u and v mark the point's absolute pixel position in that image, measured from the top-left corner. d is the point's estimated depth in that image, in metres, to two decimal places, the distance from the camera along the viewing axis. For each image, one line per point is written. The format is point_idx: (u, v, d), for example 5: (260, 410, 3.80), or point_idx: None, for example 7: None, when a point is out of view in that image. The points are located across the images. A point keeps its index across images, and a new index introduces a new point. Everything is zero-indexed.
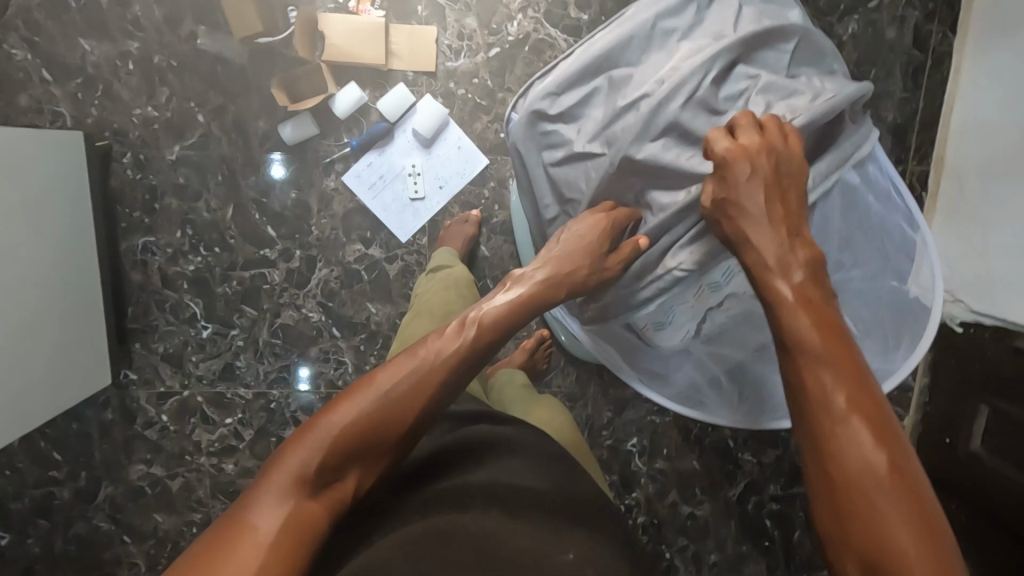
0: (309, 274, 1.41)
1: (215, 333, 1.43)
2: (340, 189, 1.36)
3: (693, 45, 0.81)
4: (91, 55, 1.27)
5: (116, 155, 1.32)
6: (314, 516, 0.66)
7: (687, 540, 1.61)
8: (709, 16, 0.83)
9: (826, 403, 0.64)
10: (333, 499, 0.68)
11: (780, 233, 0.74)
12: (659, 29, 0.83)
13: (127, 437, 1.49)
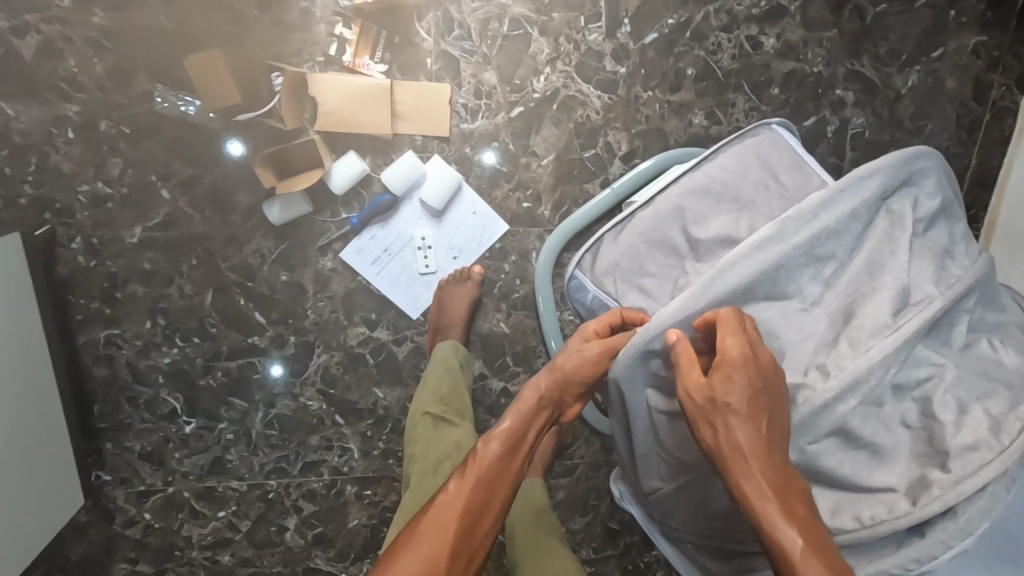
0: (307, 361, 1.24)
1: (200, 428, 1.26)
2: (339, 268, 1.18)
3: (850, 285, 0.75)
4: (17, 122, 1.04)
5: (63, 239, 1.10)
6: None
7: None
8: (864, 241, 0.76)
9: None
10: None
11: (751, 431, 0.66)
12: (820, 260, 0.74)
13: (104, 537, 1.30)
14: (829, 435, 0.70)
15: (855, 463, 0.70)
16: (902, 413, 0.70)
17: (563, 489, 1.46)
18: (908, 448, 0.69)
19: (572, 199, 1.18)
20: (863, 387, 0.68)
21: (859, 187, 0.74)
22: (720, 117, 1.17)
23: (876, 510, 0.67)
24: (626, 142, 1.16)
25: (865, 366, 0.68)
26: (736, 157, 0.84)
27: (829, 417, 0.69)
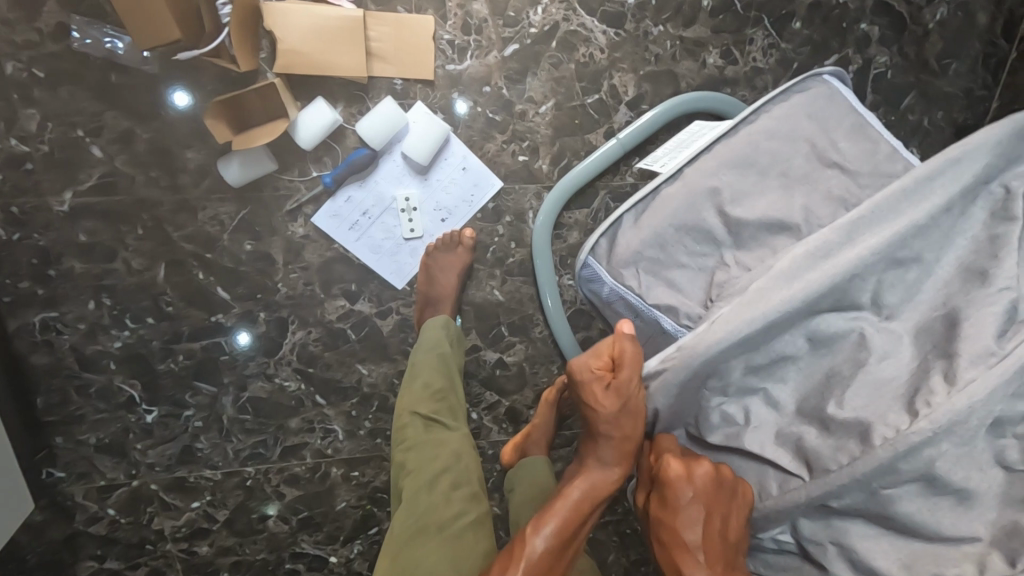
0: (280, 339, 1.11)
1: (164, 417, 1.13)
2: (311, 235, 1.04)
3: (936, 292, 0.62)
4: None
5: None
6: None
7: None
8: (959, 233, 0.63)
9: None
10: None
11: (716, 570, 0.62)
12: (897, 261, 0.63)
13: (65, 537, 1.18)
14: (911, 479, 0.56)
15: (937, 510, 0.55)
16: (1000, 451, 0.55)
17: None
18: (1001, 491, 0.54)
19: (573, 152, 1.05)
20: (960, 431, 0.54)
21: (954, 170, 0.64)
22: (736, 56, 1.05)
23: (964, 569, 0.53)
24: (633, 86, 1.03)
25: (966, 405, 0.53)
26: (784, 118, 0.77)
27: (911, 465, 0.55)
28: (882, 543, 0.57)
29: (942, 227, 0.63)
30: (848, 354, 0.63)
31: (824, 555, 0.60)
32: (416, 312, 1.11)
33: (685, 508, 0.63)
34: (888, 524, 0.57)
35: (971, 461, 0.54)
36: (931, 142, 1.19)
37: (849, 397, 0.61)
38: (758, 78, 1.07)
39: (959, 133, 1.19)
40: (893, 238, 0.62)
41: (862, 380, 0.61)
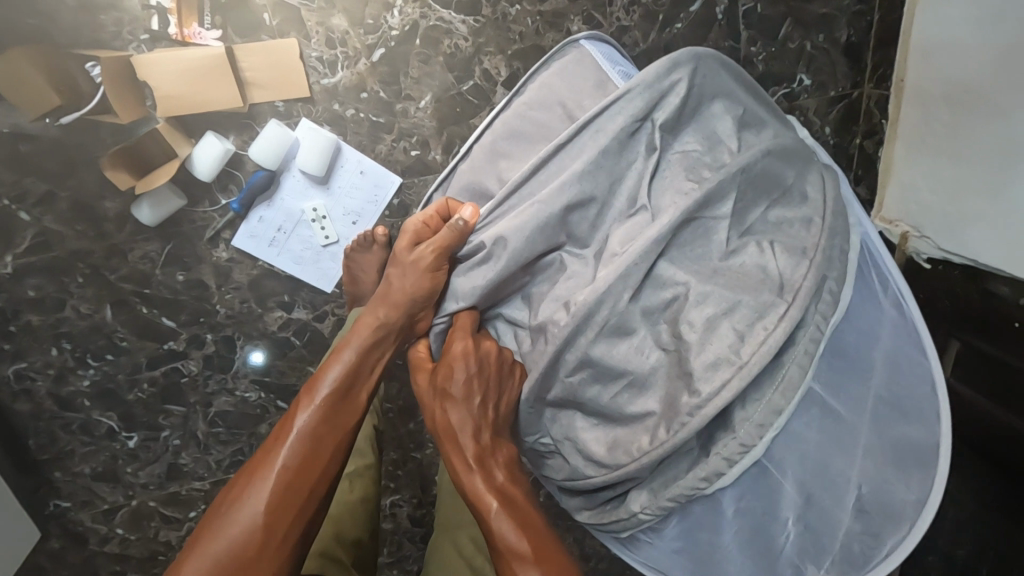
0: (231, 355, 1.21)
1: (145, 440, 1.25)
2: (236, 257, 1.13)
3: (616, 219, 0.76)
4: None
5: None
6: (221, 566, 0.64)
7: None
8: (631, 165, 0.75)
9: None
10: None
11: (483, 436, 0.77)
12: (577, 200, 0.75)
13: (85, 559, 1.32)
14: (580, 369, 0.72)
15: (614, 393, 0.72)
16: (658, 335, 0.71)
17: None
18: (663, 370, 0.70)
19: (461, 138, 1.11)
20: (596, 319, 0.69)
21: (602, 120, 0.75)
22: (599, 20, 1.09)
23: (641, 442, 0.69)
24: (504, 66, 1.08)
25: (594, 298, 0.69)
26: (545, 84, 0.85)
27: (569, 360, 0.71)
28: (594, 430, 0.74)
29: (610, 167, 0.74)
30: (553, 280, 0.78)
31: (565, 449, 0.77)
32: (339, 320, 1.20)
33: (455, 384, 0.78)
34: (590, 412, 0.75)
35: (627, 344, 0.71)
36: (817, 67, 1.22)
37: (542, 310, 0.76)
38: (626, 36, 1.11)
39: (844, 51, 1.22)
40: (565, 183, 0.74)
41: (552, 300, 0.76)
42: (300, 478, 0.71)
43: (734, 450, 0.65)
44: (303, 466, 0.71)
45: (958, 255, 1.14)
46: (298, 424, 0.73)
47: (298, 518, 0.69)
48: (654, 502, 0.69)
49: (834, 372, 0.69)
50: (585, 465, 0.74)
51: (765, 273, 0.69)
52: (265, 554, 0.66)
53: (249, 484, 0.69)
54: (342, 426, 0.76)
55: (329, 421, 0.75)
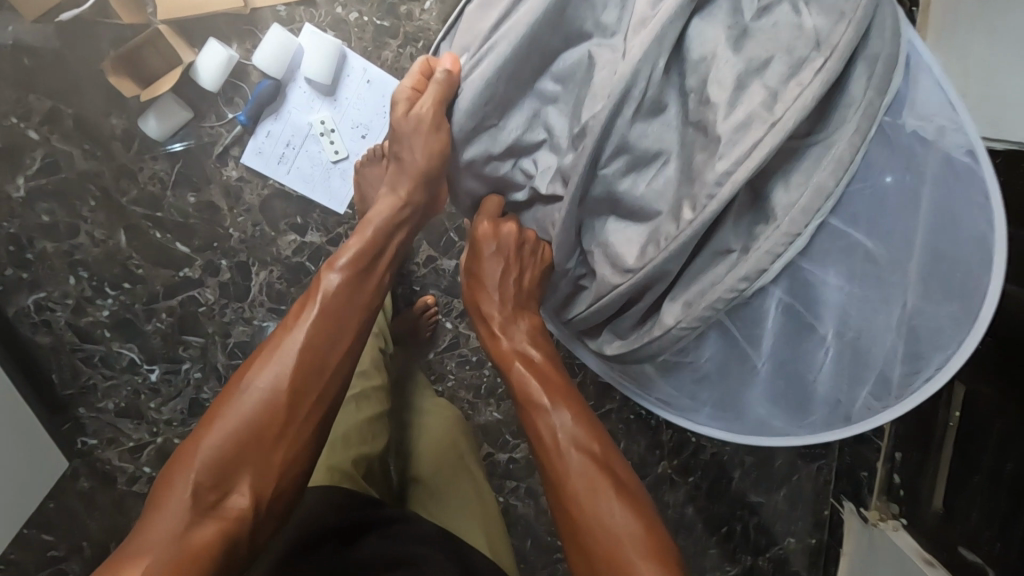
0: (247, 283, 1.19)
1: (166, 373, 1.24)
2: (246, 176, 1.11)
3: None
4: None
5: None
6: (218, 466, 0.65)
7: None
8: None
9: (551, 443, 0.72)
10: (217, 509, 0.64)
11: (510, 307, 0.82)
12: None
13: (115, 500, 1.30)
14: (615, 158, 0.68)
15: (649, 183, 0.68)
16: (685, 111, 0.67)
17: None
18: (688, 152, 0.66)
19: None
20: (635, 93, 0.64)
21: None
22: None
23: (670, 227, 0.65)
24: None
25: (631, 69, 0.63)
26: None
27: (609, 147, 0.67)
28: (626, 231, 0.70)
29: None
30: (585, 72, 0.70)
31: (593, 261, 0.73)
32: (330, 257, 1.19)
33: (487, 264, 0.82)
34: (622, 213, 0.70)
35: (654, 126, 0.67)
36: None
37: (584, 108, 0.69)
38: None
39: None
40: None
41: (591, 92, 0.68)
42: (325, 340, 0.74)
43: (779, 240, 0.60)
44: (328, 330, 0.74)
45: (1001, 140, 1.06)
46: (320, 294, 0.76)
47: (328, 377, 0.73)
48: (689, 312, 0.64)
49: (881, 156, 0.64)
50: (614, 272, 0.69)
51: (802, 30, 0.63)
52: (299, 406, 0.70)
53: (277, 343, 0.72)
54: (364, 300, 0.79)
55: (351, 291, 0.78)
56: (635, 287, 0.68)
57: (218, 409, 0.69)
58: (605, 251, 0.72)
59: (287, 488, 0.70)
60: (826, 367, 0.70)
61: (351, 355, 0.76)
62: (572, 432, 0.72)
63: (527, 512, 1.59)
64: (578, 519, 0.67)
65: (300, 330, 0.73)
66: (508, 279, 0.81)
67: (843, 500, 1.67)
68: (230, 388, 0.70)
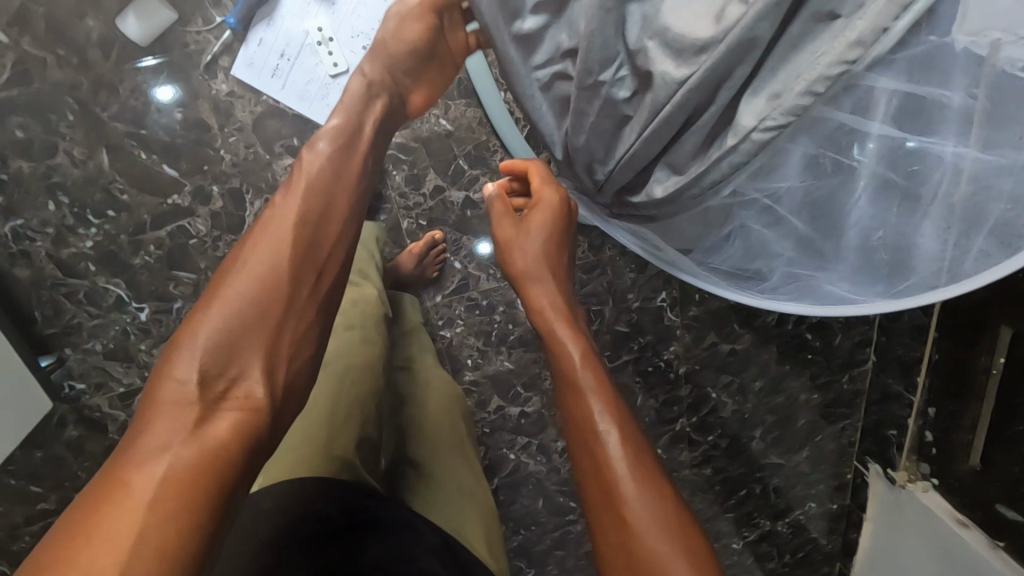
0: (240, 213, 1.10)
1: (156, 312, 1.15)
2: (236, 91, 1.04)
3: None
4: None
5: None
6: (202, 381, 0.57)
7: (730, 375, 1.54)
8: None
9: (607, 456, 0.67)
10: (221, 410, 0.57)
11: (558, 302, 0.84)
12: None
13: (107, 448, 1.24)
14: None
15: None
16: None
17: None
18: None
19: None
20: None
21: None
22: None
23: None
24: None
25: None
26: None
27: None
28: (691, 7, 0.53)
29: None
30: None
31: (646, 57, 0.55)
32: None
33: (531, 238, 0.87)
34: None
35: None
36: None
37: None
38: None
39: None
40: None
41: None
42: (314, 218, 0.68)
43: None
44: (315, 208, 0.69)
45: None
46: (301, 176, 0.71)
47: (322, 257, 0.68)
48: (779, 106, 0.50)
49: None
50: (677, 63, 0.53)
51: None
52: (296, 286, 0.65)
53: (262, 228, 0.67)
54: (352, 180, 0.73)
55: (336, 169, 0.72)
56: (709, 80, 0.52)
57: (205, 301, 0.62)
58: (659, 36, 0.54)
59: (303, 371, 0.65)
60: (888, 251, 0.62)
61: (345, 236, 0.71)
62: (625, 457, 0.67)
63: (537, 470, 1.51)
64: (621, 515, 0.64)
65: (283, 211, 0.68)
66: (544, 241, 0.87)
67: (868, 461, 1.59)
68: (215, 282, 0.63)
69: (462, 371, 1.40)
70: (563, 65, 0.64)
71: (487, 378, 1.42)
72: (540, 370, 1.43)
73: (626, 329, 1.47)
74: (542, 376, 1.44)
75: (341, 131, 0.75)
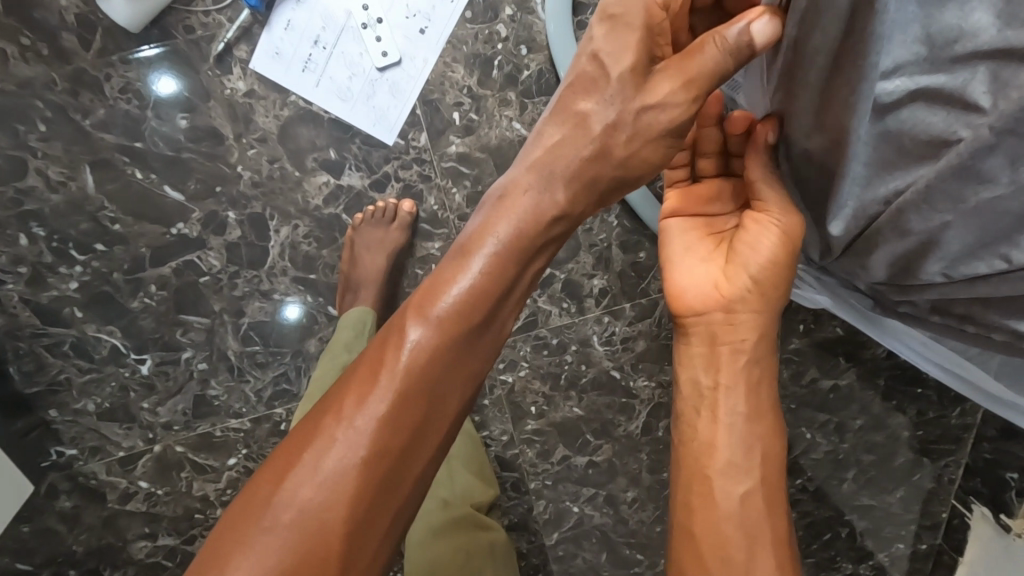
0: (263, 243, 0.88)
1: (160, 365, 0.92)
2: (255, 89, 0.80)
3: None
4: None
5: None
6: None
7: (827, 416, 1.11)
8: None
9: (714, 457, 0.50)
10: None
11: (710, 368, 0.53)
12: None
13: (103, 522, 0.95)
14: None
15: None
16: None
17: (644, 334, 1.15)
18: None
19: None
20: None
21: None
22: None
23: None
24: None
25: None
26: None
27: None
28: None
29: None
30: None
31: None
32: (367, 210, 0.87)
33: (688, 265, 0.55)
34: None
35: None
36: None
37: None
38: None
39: None
40: None
41: None
42: (398, 460, 0.44)
43: None
44: (403, 443, 0.44)
45: None
46: (399, 373, 0.44)
47: (391, 523, 0.44)
48: None
49: None
50: None
51: None
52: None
53: (319, 455, 0.43)
54: (462, 386, 0.47)
55: (446, 369, 0.46)
56: None
57: (218, 560, 0.41)
58: None
59: None
60: None
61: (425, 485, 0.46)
62: (744, 466, 0.50)
63: (603, 523, 1.23)
64: None
65: (359, 437, 0.43)
66: (704, 269, 0.55)
67: (970, 501, 1.09)
68: (246, 512, 0.42)
69: (524, 419, 1.18)
70: (962, 77, 0.33)
71: (552, 428, 1.19)
72: (616, 416, 1.19)
73: None
74: (618, 423, 1.19)
75: (471, 296, 0.47)
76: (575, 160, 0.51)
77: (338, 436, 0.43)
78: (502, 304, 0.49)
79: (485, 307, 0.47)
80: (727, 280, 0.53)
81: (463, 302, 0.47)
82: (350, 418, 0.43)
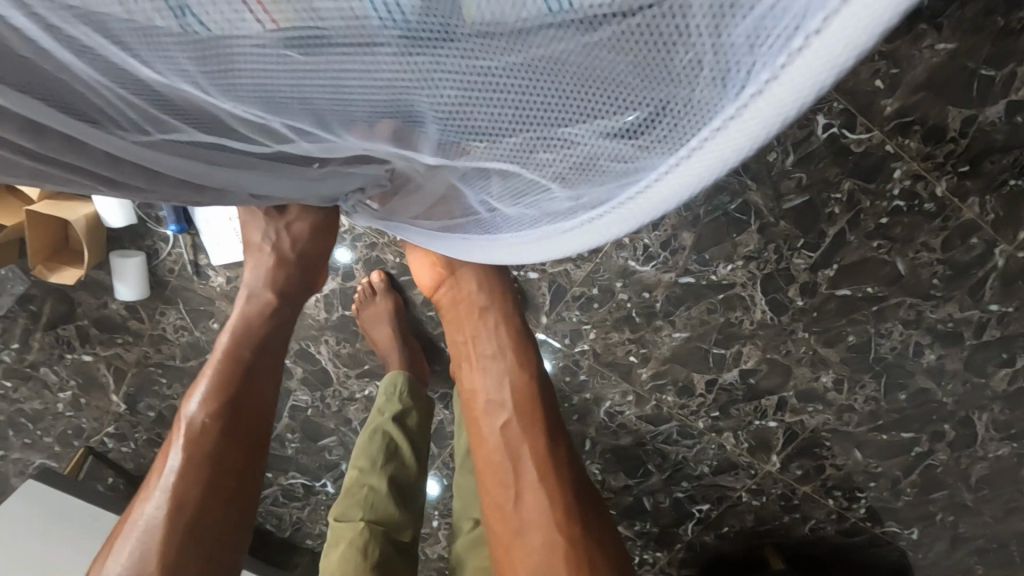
0: (318, 364, 1.08)
1: (336, 480, 1.18)
2: (230, 275, 1.02)
3: None
4: None
5: (100, 446, 1.19)
6: None
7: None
8: None
9: (506, 516, 0.72)
10: None
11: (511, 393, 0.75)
12: None
13: None
14: None
15: None
16: None
17: (681, 226, 1.02)
18: None
19: None
20: None
21: None
22: None
23: None
24: None
25: None
26: None
27: None
28: None
29: None
30: None
31: None
32: (355, 297, 1.02)
33: (485, 334, 0.78)
34: None
35: None
36: None
37: None
38: None
39: None
40: None
41: None
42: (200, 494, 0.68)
43: None
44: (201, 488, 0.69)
45: None
46: (178, 457, 0.70)
47: (214, 527, 0.68)
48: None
49: None
50: None
51: None
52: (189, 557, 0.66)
53: (152, 493, 0.69)
54: (236, 446, 0.72)
55: (221, 425, 0.71)
56: None
57: (107, 554, 0.69)
58: None
59: None
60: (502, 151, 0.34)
61: (243, 486, 0.71)
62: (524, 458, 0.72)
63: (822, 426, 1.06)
64: (501, 523, 0.72)
65: (169, 479, 0.69)
66: (491, 338, 0.78)
67: None
68: (118, 536, 0.69)
69: (634, 372, 1.16)
70: None
71: (668, 364, 1.14)
72: (728, 315, 1.08)
73: (806, 196, 0.97)
74: (737, 320, 1.08)
75: (228, 356, 0.75)
76: (281, 249, 0.80)
77: (160, 481, 0.70)
78: (255, 372, 0.75)
79: (245, 359, 0.75)
80: (496, 341, 0.77)
81: (213, 382, 0.73)
82: (167, 470, 0.70)
